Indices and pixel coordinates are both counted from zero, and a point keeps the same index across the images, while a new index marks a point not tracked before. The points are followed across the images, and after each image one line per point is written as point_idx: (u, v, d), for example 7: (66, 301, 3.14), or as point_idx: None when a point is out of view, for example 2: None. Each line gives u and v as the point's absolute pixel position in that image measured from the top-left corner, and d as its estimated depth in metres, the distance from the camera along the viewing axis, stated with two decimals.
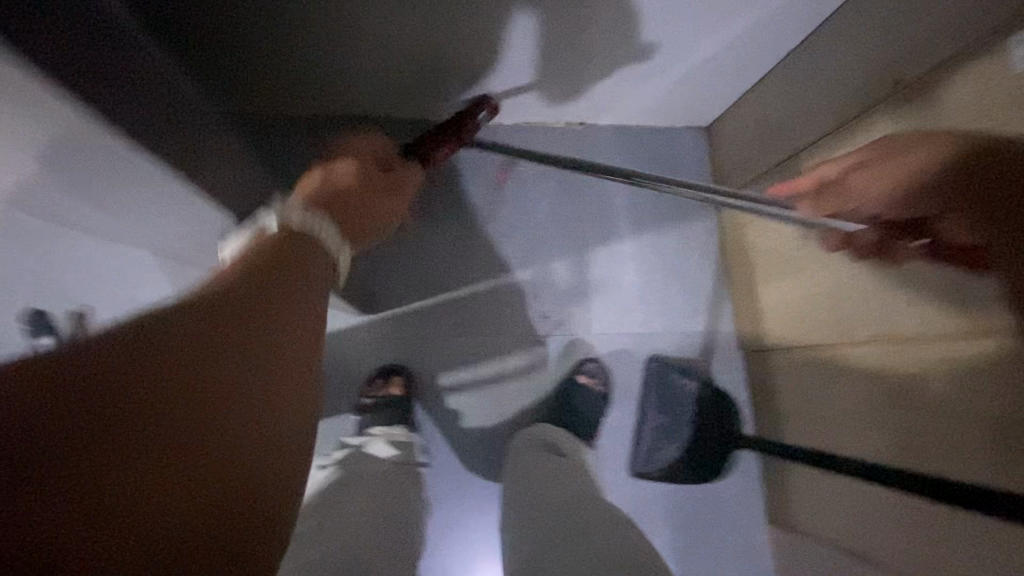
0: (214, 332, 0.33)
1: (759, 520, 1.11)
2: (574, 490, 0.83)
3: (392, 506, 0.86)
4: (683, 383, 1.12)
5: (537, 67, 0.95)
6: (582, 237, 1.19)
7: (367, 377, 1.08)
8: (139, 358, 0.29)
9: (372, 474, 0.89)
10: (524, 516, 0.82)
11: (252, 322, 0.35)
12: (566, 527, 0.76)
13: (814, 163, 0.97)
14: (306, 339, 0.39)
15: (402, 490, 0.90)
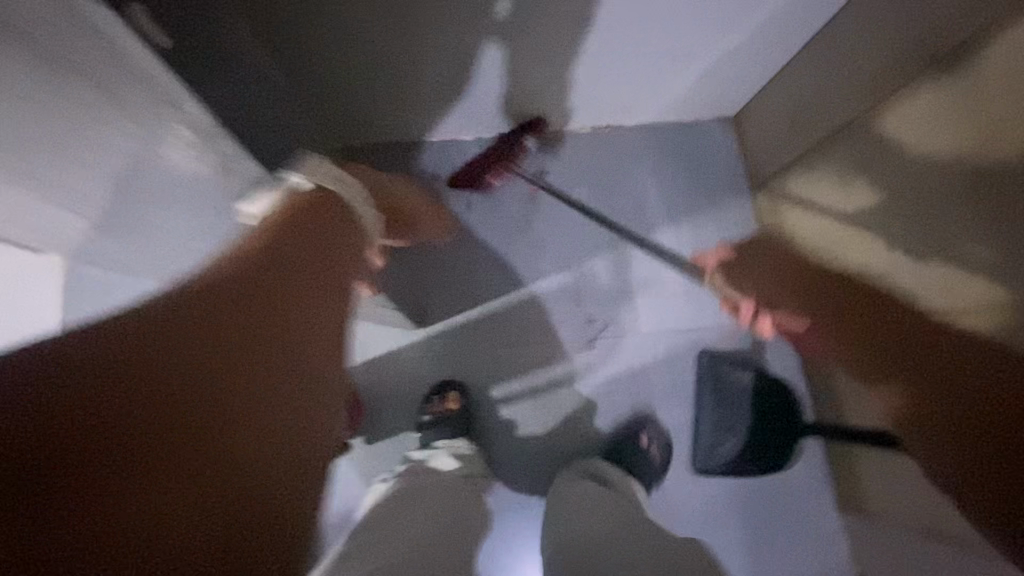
0: (251, 357, 0.46)
1: (831, 508, 1.08)
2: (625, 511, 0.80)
3: (462, 506, 0.82)
4: (737, 375, 1.11)
5: (552, 68, 0.97)
6: (619, 237, 1.20)
7: (425, 394, 1.12)
8: (113, 383, 0.39)
9: (437, 478, 0.87)
10: (569, 534, 0.79)
11: (280, 345, 0.49)
12: (618, 542, 0.73)
13: (849, 140, 0.96)
14: (307, 358, 0.52)
15: (473, 495, 0.88)
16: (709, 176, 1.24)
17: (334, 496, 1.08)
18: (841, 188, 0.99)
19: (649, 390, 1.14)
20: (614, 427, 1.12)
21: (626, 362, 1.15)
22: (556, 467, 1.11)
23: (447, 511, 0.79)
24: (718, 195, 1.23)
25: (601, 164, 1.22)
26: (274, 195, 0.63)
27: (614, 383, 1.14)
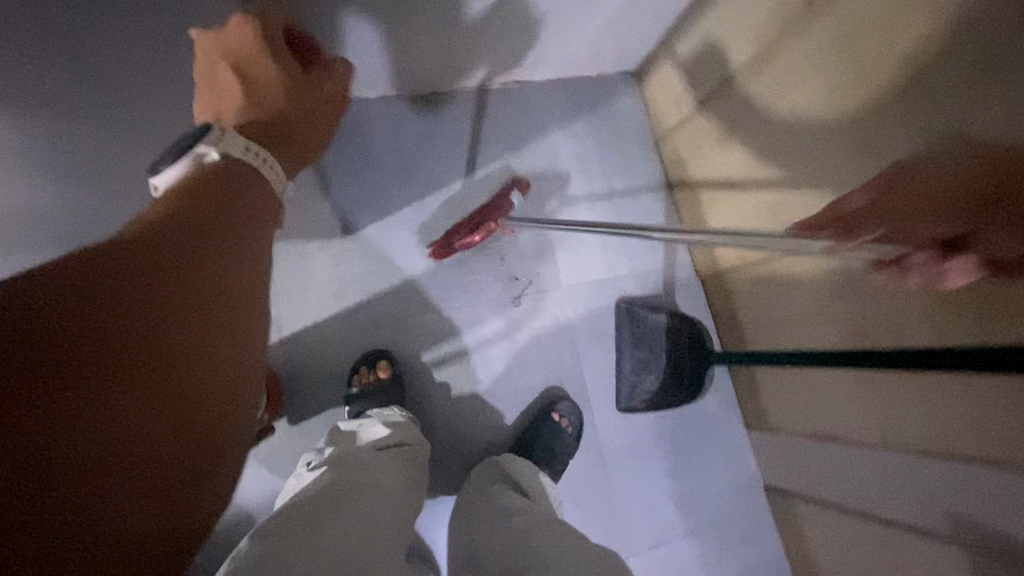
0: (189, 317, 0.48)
1: (738, 430, 1.20)
2: (542, 517, 0.80)
3: (393, 483, 0.80)
4: (653, 317, 1.17)
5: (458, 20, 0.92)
6: (536, 193, 1.21)
7: (351, 367, 1.08)
8: (61, 324, 0.39)
9: (369, 456, 0.85)
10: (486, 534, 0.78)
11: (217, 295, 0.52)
12: (544, 535, 0.73)
13: (740, 91, 1.03)
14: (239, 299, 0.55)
15: (403, 469, 0.87)
16: (616, 129, 1.27)
17: (261, 482, 1.03)
18: (740, 136, 1.06)
19: (575, 339, 1.18)
20: (543, 379, 1.16)
21: (550, 314, 1.18)
22: (490, 424, 1.12)
23: (379, 487, 0.77)
24: (625, 149, 1.27)
25: (511, 120, 1.21)
26: (183, 166, 0.62)
27: (541, 336, 1.17)
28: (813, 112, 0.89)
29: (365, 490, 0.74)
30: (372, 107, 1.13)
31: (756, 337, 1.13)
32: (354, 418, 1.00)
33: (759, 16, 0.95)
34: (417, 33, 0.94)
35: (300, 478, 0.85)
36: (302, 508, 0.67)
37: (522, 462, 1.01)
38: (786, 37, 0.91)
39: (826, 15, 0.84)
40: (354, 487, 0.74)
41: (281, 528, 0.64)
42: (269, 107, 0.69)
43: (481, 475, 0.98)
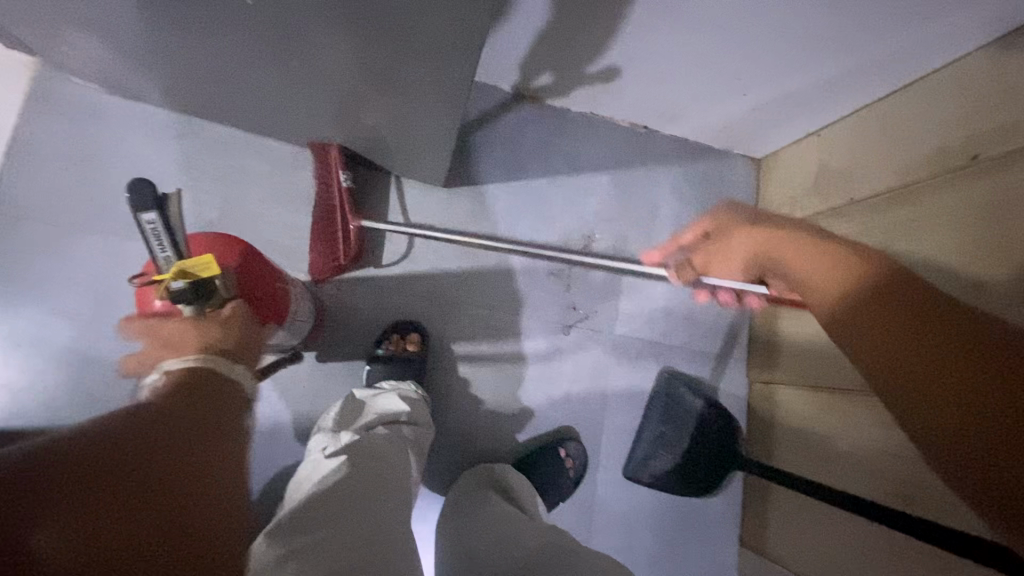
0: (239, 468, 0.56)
1: (731, 542, 1.15)
2: (537, 525, 0.76)
3: (397, 478, 0.81)
4: (690, 398, 1.13)
5: (619, 51, 0.94)
6: (625, 237, 1.22)
7: (384, 329, 1.08)
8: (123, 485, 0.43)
9: (384, 444, 0.85)
10: (481, 539, 0.75)
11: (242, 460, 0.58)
12: (536, 543, 0.70)
13: (863, 218, 1.02)
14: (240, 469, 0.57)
15: (404, 455, 0.87)
16: None
17: (265, 401, 1.03)
18: None
19: (607, 389, 1.15)
20: (562, 415, 1.13)
21: (593, 356, 1.15)
22: (496, 437, 1.10)
23: (386, 482, 0.78)
24: None
25: (625, 163, 1.23)
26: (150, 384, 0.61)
27: (575, 373, 1.14)
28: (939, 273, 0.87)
29: (385, 497, 0.75)
30: (507, 103, 1.19)
31: (787, 458, 1.08)
32: (370, 390, 0.99)
33: (912, 156, 0.94)
34: (578, 51, 0.95)
35: (316, 464, 0.82)
36: (322, 510, 0.69)
37: (519, 476, 0.97)
38: (933, 182, 0.90)
39: (982, 176, 0.82)
40: (373, 488, 0.75)
41: (300, 532, 0.66)
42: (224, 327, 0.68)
43: (469, 478, 0.95)
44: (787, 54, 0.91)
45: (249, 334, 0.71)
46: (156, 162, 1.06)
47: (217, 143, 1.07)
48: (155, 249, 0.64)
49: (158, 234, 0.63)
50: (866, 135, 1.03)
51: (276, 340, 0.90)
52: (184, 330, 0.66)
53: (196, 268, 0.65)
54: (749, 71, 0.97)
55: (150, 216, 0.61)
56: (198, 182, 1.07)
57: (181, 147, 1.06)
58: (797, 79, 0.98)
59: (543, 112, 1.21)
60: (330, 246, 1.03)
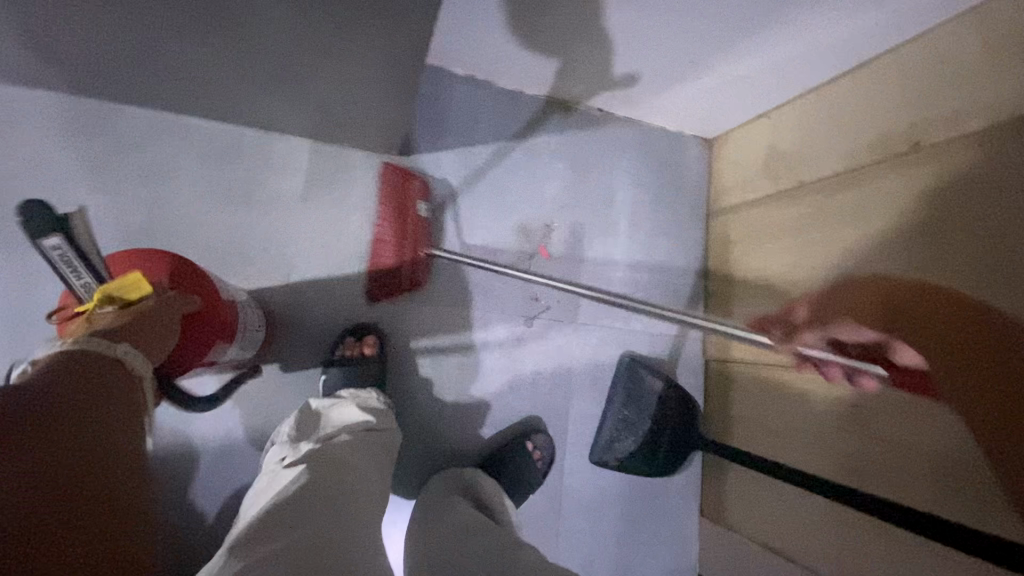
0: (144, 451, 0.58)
1: (692, 513, 1.20)
2: (511, 537, 0.75)
3: (363, 484, 0.78)
4: (651, 381, 1.16)
5: (574, 31, 0.90)
6: (582, 224, 1.21)
7: (339, 332, 1.04)
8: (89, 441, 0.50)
9: (347, 451, 0.83)
10: (451, 548, 0.73)
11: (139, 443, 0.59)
12: (510, 555, 0.68)
13: (811, 200, 1.04)
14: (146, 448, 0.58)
15: (374, 461, 0.85)
16: (676, 190, 1.27)
17: (214, 417, 0.97)
18: (796, 242, 1.07)
19: (572, 377, 1.16)
20: (527, 407, 1.13)
21: (556, 346, 1.15)
22: (463, 434, 1.09)
23: (352, 489, 0.75)
24: (678, 211, 1.27)
25: (582, 147, 1.21)
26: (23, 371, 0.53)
27: (539, 364, 1.14)
28: (880, 258, 0.91)
29: (354, 499, 0.74)
30: (457, 86, 1.14)
31: (743, 434, 1.13)
32: (328, 400, 0.95)
33: (857, 141, 0.97)
34: (532, 33, 0.91)
35: (275, 477, 0.79)
36: (288, 515, 0.67)
37: (491, 482, 0.96)
38: (877, 168, 0.93)
39: (925, 164, 0.85)
40: (339, 491, 0.73)
41: (269, 537, 0.64)
42: (123, 318, 0.60)
43: (438, 483, 0.93)
44: (736, 37, 0.91)
45: (154, 332, 0.62)
46: (62, 159, 0.95)
47: (140, 138, 0.98)
48: (71, 278, 0.58)
49: (67, 261, 0.56)
50: (812, 119, 1.05)
51: (227, 356, 0.84)
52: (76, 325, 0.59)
53: (122, 291, 0.60)
54: (702, 54, 0.95)
55: (54, 241, 0.54)
56: (121, 182, 0.98)
57: (91, 143, 0.96)
58: (749, 62, 0.98)
59: (495, 94, 1.16)
60: (381, 249, 1.05)
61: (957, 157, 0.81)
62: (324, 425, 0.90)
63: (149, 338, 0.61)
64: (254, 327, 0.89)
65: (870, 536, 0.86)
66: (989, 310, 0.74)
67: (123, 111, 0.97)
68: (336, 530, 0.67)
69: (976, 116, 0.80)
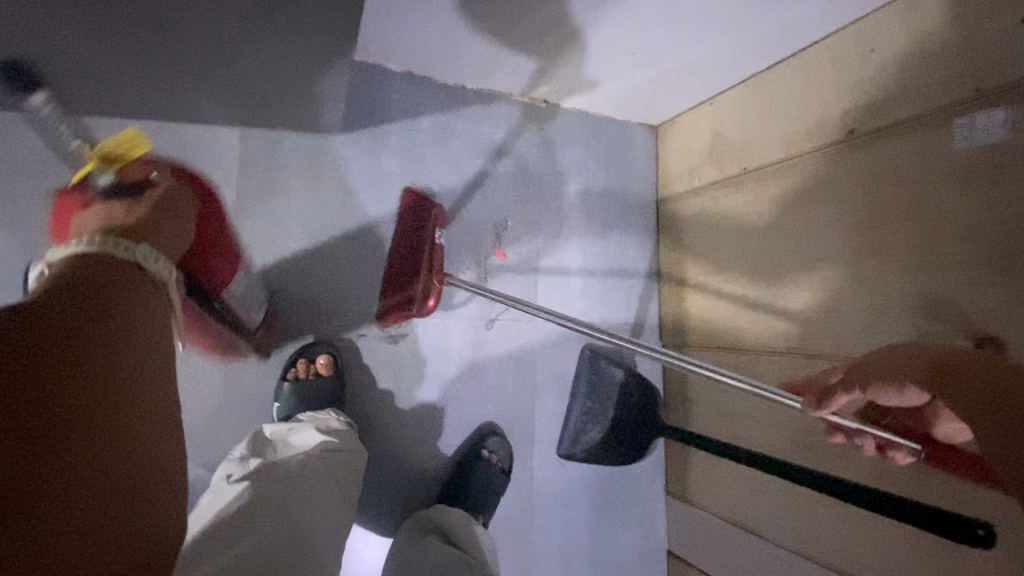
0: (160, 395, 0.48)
1: (659, 494, 1.24)
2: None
3: (317, 522, 0.74)
4: (612, 370, 1.17)
5: (514, 20, 0.87)
6: (535, 220, 1.19)
7: (292, 354, 1.01)
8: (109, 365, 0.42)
9: (304, 478, 0.78)
10: None
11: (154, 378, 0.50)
12: None
13: (755, 187, 1.07)
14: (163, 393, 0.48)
15: (333, 478, 0.82)
16: (625, 179, 1.27)
17: None
18: (743, 227, 1.10)
19: (535, 374, 1.16)
20: (492, 409, 1.12)
21: (518, 345, 1.15)
22: (429, 444, 1.07)
23: (304, 527, 0.71)
24: (629, 200, 1.27)
25: (530, 141, 1.18)
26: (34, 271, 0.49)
27: (501, 366, 1.13)
28: (825, 247, 0.95)
29: (304, 519, 0.72)
30: (394, 84, 1.08)
31: (701, 415, 1.16)
32: (285, 424, 0.90)
33: (796, 128, 0.99)
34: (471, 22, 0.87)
35: (220, 493, 0.75)
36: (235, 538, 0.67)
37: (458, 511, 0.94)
38: (816, 155, 0.96)
39: (861, 151, 0.89)
40: (290, 512, 0.72)
41: (209, 560, 0.65)
42: (135, 211, 0.55)
43: (410, 528, 0.91)
44: (672, 31, 0.91)
45: (169, 225, 0.57)
46: None
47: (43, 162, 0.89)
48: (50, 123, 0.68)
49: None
50: (752, 106, 1.07)
51: (237, 295, 0.83)
52: (85, 218, 0.54)
53: (120, 153, 0.62)
54: (641, 44, 0.95)
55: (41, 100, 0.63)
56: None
57: None
58: (687, 53, 0.98)
59: (436, 90, 1.11)
60: (408, 289, 1.01)
61: (892, 144, 0.85)
62: (282, 449, 0.85)
63: (168, 229, 0.56)
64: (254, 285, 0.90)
65: (829, 507, 0.91)
66: (925, 292, 0.81)
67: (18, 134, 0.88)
68: (281, 551, 0.67)
69: (906, 103, 0.83)
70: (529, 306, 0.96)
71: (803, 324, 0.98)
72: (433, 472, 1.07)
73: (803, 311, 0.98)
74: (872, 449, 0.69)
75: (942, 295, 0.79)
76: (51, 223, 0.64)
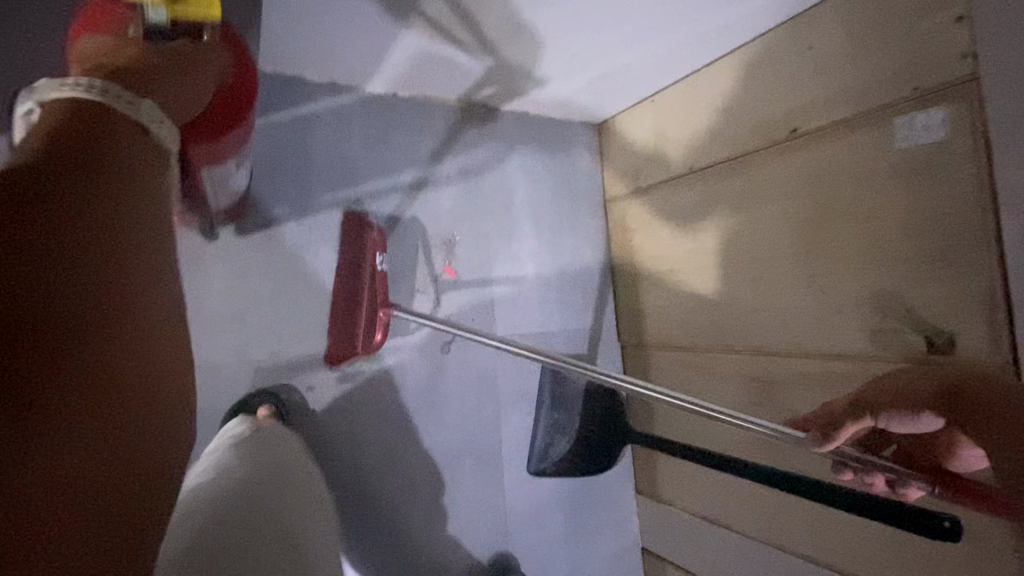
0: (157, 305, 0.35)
1: (630, 495, 1.24)
2: None
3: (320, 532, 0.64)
4: (575, 379, 1.13)
5: (448, 18, 0.80)
6: (484, 231, 1.13)
7: (228, 409, 0.90)
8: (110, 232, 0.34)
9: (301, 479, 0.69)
10: None
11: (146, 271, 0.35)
12: None
13: (702, 186, 1.06)
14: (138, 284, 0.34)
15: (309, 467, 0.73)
16: (571, 180, 1.23)
17: None
18: (693, 226, 1.09)
19: (496, 393, 1.11)
20: (457, 437, 1.07)
21: (476, 366, 1.09)
22: (393, 483, 1.01)
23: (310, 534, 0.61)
24: (577, 202, 1.24)
25: (470, 146, 1.12)
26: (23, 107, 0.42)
27: (462, 389, 1.08)
28: (777, 247, 0.95)
29: (289, 497, 0.63)
30: (316, 96, 0.98)
31: (666, 416, 1.17)
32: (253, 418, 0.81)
33: (739, 126, 0.99)
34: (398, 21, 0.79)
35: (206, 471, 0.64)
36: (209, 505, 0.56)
37: None
38: (760, 153, 0.96)
39: (805, 149, 0.90)
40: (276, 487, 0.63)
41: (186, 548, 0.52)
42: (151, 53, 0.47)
43: None
44: (613, 30, 0.86)
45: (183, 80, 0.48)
46: None
47: None
48: None
49: None
50: (694, 101, 1.05)
51: (215, 178, 0.72)
52: (100, 45, 0.48)
53: (186, 11, 0.53)
54: (581, 44, 0.90)
55: None
56: None
57: None
58: (628, 54, 0.95)
59: (363, 99, 1.02)
60: (350, 319, 0.94)
61: (835, 141, 0.86)
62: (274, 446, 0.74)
63: (173, 88, 0.47)
64: (231, 183, 0.79)
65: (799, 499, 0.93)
66: (873, 287, 0.83)
67: None
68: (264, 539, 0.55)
69: (844, 101, 0.84)
70: (488, 338, 0.91)
71: (759, 323, 0.99)
72: (400, 512, 1.01)
73: (758, 309, 0.99)
74: (881, 483, 0.72)
75: (889, 291, 0.81)
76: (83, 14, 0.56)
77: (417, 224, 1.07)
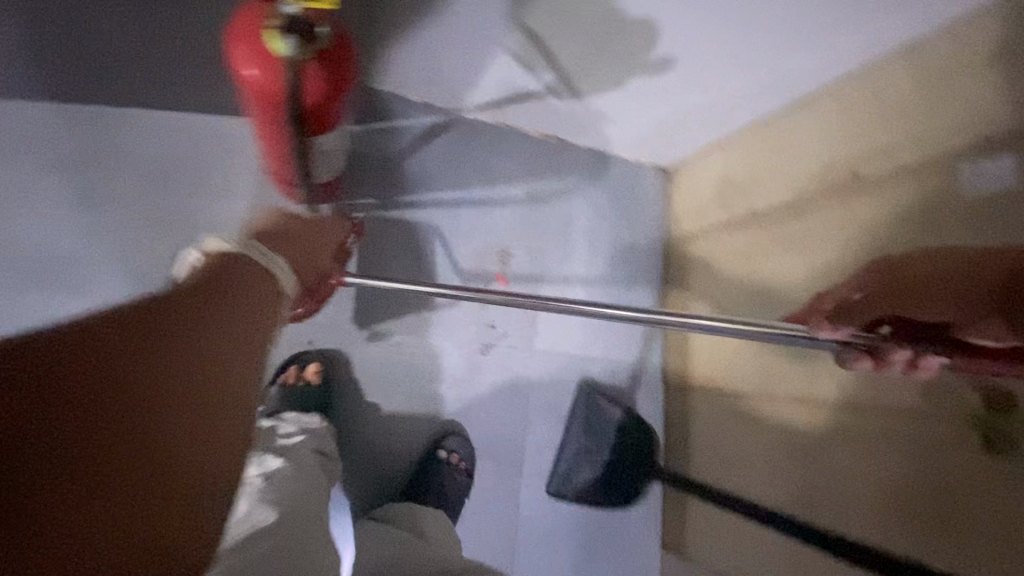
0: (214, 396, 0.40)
1: (654, 546, 1.15)
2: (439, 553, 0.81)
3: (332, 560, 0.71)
4: (609, 409, 1.14)
5: (522, 45, 0.91)
6: (540, 249, 1.20)
7: (282, 363, 1.02)
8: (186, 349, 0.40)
9: (313, 508, 0.74)
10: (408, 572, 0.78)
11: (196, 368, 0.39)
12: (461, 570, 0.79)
13: (762, 229, 1.06)
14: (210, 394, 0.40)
15: (317, 490, 0.78)
16: (633, 217, 1.28)
17: None
18: (748, 270, 1.09)
19: (527, 405, 1.13)
20: (480, 437, 1.10)
21: (513, 374, 1.13)
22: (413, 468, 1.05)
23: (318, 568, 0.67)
24: (636, 238, 1.27)
25: (539, 173, 1.21)
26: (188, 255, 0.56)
27: (495, 391, 1.11)
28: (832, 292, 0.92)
29: (309, 530, 0.70)
30: (411, 110, 1.13)
31: (703, 463, 1.11)
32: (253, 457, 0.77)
33: (803, 172, 0.99)
34: (481, 46, 0.92)
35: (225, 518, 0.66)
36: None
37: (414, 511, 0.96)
38: (823, 197, 0.95)
39: (867, 196, 0.88)
40: (296, 527, 0.68)
41: None
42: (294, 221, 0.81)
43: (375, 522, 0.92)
44: (672, 67, 0.93)
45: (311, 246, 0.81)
46: None
47: (58, 164, 0.95)
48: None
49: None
50: (761, 148, 1.07)
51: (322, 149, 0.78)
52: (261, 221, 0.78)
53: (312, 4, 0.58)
54: (644, 78, 0.97)
55: None
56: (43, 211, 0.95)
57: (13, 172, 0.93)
58: (691, 94, 1.00)
59: (450, 120, 1.16)
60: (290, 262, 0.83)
61: (899, 187, 0.83)
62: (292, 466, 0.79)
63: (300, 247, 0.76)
64: (334, 148, 0.88)
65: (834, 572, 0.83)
66: None
67: (51, 140, 0.95)
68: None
69: (911, 149, 0.82)
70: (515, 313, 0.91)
71: (806, 372, 0.92)
72: None
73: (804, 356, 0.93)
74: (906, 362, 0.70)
75: None
76: (237, 23, 0.64)
77: (479, 233, 1.16)
